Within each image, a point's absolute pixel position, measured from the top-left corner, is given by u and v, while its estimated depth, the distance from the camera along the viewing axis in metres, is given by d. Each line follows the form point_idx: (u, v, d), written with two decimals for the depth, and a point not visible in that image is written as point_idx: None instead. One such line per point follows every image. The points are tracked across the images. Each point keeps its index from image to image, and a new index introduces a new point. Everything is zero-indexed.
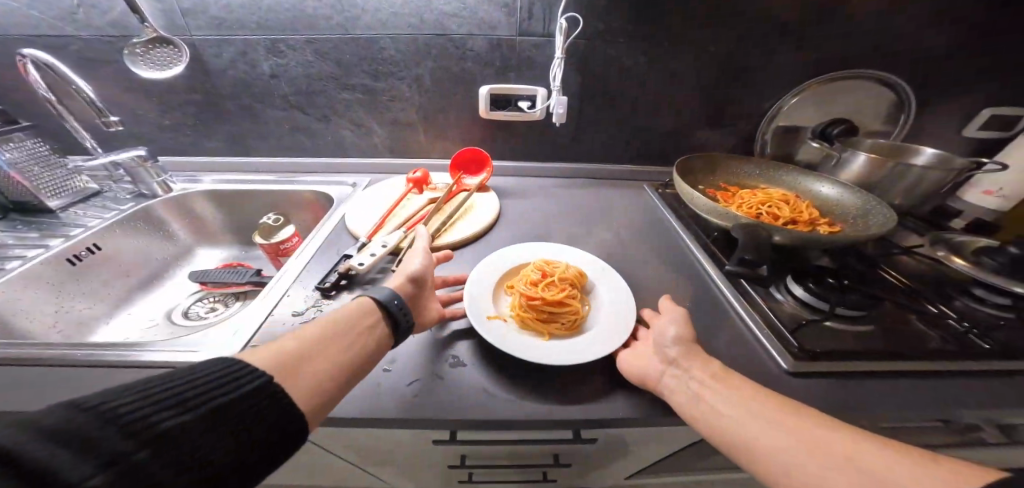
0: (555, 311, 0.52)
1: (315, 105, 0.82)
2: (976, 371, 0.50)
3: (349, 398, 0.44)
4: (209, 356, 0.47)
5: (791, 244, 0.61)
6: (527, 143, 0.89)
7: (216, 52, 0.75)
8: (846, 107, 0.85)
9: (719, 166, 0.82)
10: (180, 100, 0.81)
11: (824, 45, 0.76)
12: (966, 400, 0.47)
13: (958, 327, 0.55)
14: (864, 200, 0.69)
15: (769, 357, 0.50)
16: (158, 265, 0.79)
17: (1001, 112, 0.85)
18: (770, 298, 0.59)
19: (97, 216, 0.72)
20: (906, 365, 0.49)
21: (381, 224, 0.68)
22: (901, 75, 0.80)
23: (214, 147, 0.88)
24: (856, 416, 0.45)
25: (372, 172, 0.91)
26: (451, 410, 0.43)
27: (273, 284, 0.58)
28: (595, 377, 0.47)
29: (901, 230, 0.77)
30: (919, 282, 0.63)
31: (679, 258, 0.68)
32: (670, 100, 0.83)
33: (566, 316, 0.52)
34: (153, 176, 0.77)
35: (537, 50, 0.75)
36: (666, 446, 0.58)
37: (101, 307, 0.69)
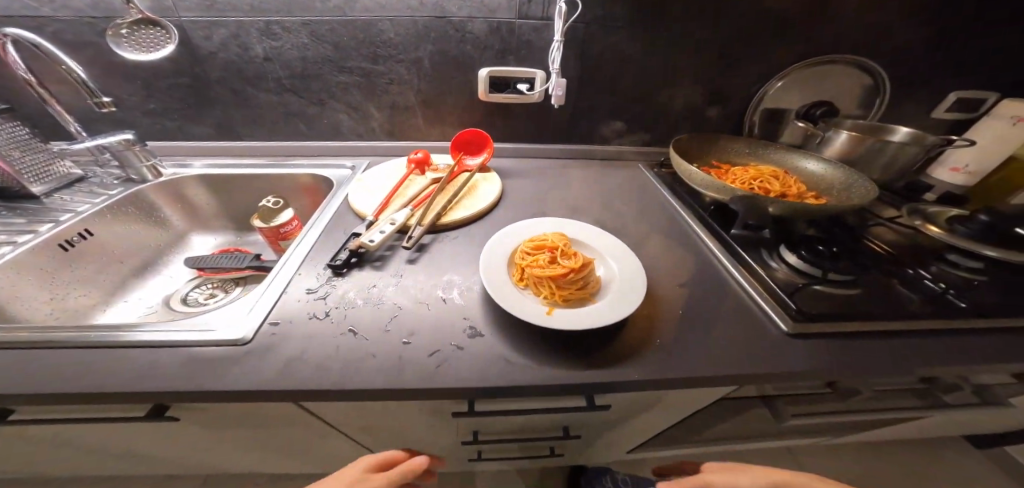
0: (586, 278, 0.54)
1: (311, 88, 0.80)
2: (952, 330, 0.54)
3: (372, 369, 0.45)
4: (225, 335, 0.47)
5: (784, 216, 0.64)
6: (525, 127, 0.90)
7: (206, 35, 0.72)
8: (829, 88, 0.89)
9: (712, 146, 0.85)
10: (168, 84, 0.78)
11: (809, 30, 0.80)
12: (943, 355, 0.51)
13: (935, 288, 0.59)
14: (848, 174, 0.74)
15: (768, 321, 0.54)
16: (152, 253, 0.77)
17: (967, 95, 0.90)
18: (766, 266, 0.62)
19: (86, 201, 0.70)
20: (890, 322, 0.53)
21: (387, 203, 0.68)
22: (878, 60, 0.85)
23: (203, 131, 0.85)
24: (849, 372, 0.48)
25: (369, 156, 0.90)
26: (474, 378, 0.45)
27: (282, 263, 0.58)
28: (607, 344, 0.49)
29: (881, 205, 0.82)
30: (900, 250, 0.68)
31: (678, 232, 0.71)
32: (665, 84, 0.85)
33: (593, 281, 0.54)
34: (141, 159, 0.74)
35: (536, 34, 0.76)
36: (669, 411, 0.62)
37: (97, 295, 0.67)
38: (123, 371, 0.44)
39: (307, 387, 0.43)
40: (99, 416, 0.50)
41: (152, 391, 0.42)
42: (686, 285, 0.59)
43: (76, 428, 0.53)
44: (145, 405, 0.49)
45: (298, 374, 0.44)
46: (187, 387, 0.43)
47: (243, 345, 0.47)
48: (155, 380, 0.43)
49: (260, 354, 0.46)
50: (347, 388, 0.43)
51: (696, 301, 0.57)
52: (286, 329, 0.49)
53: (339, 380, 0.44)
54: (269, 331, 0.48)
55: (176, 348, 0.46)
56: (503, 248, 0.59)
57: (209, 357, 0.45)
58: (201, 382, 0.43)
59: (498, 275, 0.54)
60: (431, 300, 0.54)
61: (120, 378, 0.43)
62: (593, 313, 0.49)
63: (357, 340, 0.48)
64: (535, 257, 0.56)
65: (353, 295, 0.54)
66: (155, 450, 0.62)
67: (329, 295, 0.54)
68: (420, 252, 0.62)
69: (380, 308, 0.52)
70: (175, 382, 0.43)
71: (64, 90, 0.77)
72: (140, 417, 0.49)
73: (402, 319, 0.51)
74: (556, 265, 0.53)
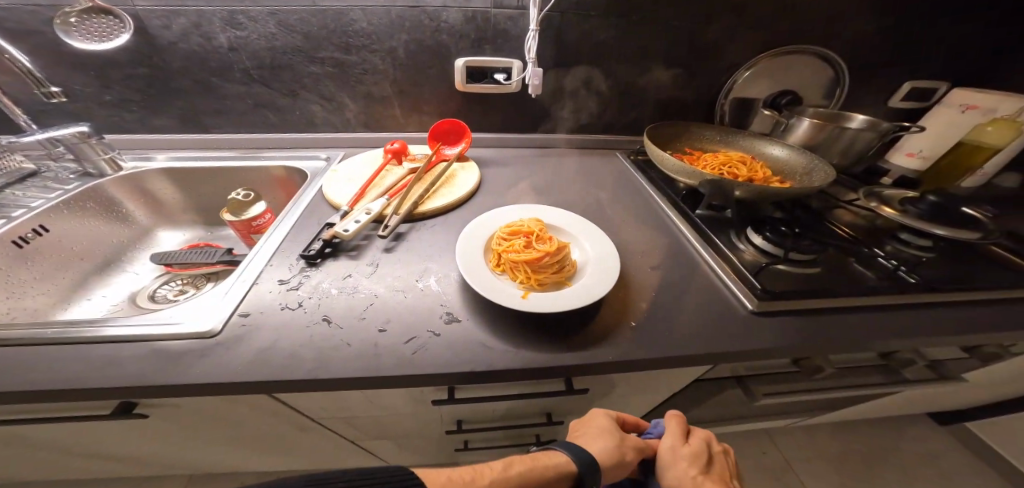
0: (562, 261, 0.55)
1: (281, 79, 0.78)
2: (905, 304, 0.58)
3: (347, 357, 0.45)
4: (193, 327, 0.46)
5: (751, 199, 0.66)
6: (503, 117, 0.91)
7: (165, 23, 0.69)
8: (795, 78, 0.92)
9: (684, 133, 0.87)
10: (126, 75, 0.75)
11: (775, 21, 0.82)
12: (897, 329, 0.54)
13: (889, 265, 0.63)
14: (810, 159, 0.77)
15: (735, 300, 0.56)
16: (115, 249, 0.73)
17: (920, 85, 0.95)
18: (734, 248, 0.64)
19: (39, 196, 0.66)
20: (847, 298, 0.56)
21: (362, 193, 0.68)
22: (839, 51, 0.89)
23: (167, 124, 0.82)
24: (809, 346, 0.51)
25: (345, 148, 0.88)
26: (450, 363, 0.45)
27: (254, 255, 0.57)
28: (583, 325, 0.51)
29: (844, 189, 0.86)
30: (858, 231, 0.72)
31: (652, 217, 0.73)
32: (639, 75, 0.87)
33: (568, 263, 0.56)
34: (99, 152, 0.71)
35: (512, 23, 0.76)
36: (647, 392, 0.63)
37: (57, 293, 0.64)
38: (84, 366, 0.42)
39: (280, 377, 0.42)
40: (62, 415, 0.48)
41: (115, 386, 0.41)
42: (659, 268, 0.61)
43: (42, 429, 0.51)
44: (111, 402, 0.47)
45: (271, 365, 0.43)
46: (153, 381, 0.41)
47: (212, 337, 0.46)
48: (119, 376, 0.42)
49: (230, 346, 0.45)
50: (322, 377, 0.43)
51: (668, 282, 0.59)
52: (257, 320, 0.48)
53: (312, 368, 0.43)
54: (240, 322, 0.48)
55: (142, 342, 0.45)
56: (480, 235, 0.59)
57: (177, 349, 0.44)
58: (168, 375, 0.42)
59: (474, 260, 0.55)
60: (408, 287, 0.54)
61: (81, 374, 0.42)
62: (566, 295, 0.51)
63: (331, 329, 0.47)
64: (511, 242, 0.57)
65: (328, 284, 0.53)
66: (128, 451, 0.60)
67: (302, 285, 0.53)
68: (397, 241, 0.61)
69: (356, 296, 0.52)
70: (140, 376, 0.42)
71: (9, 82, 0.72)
72: (106, 415, 0.47)
73: (378, 306, 0.51)
74: (531, 250, 0.54)
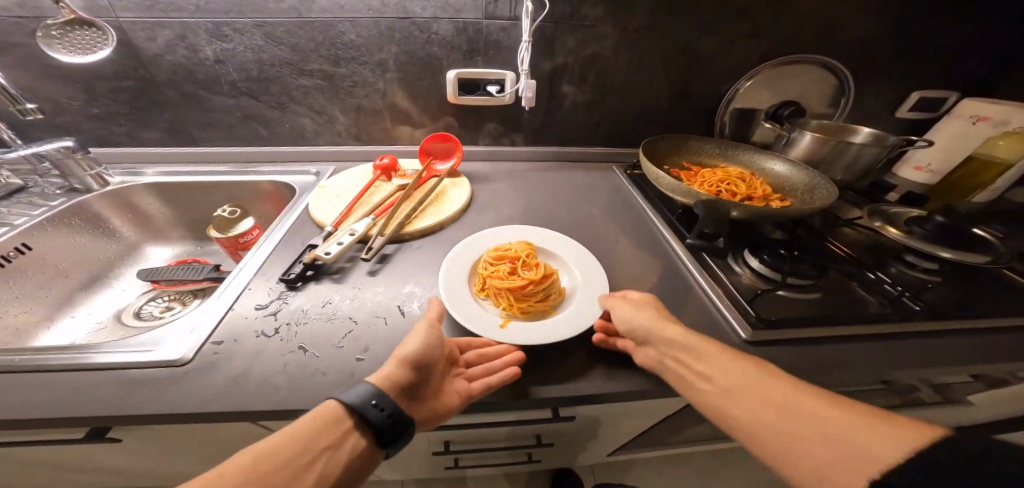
0: (548, 288, 0.53)
1: (269, 91, 0.77)
2: (910, 331, 0.55)
3: (321, 388, 0.43)
4: (165, 355, 0.45)
5: (748, 219, 0.64)
6: (497, 129, 0.89)
7: (149, 36, 0.68)
8: (797, 89, 0.89)
9: (682, 148, 0.85)
10: (113, 87, 0.74)
11: (777, 30, 0.80)
12: (902, 359, 0.52)
13: (893, 291, 0.60)
14: (811, 176, 0.74)
15: (729, 327, 0.54)
16: (102, 265, 0.73)
17: (929, 95, 0.92)
18: (730, 271, 0.62)
19: (24, 213, 0.66)
20: (847, 327, 0.54)
21: (348, 212, 0.66)
22: (844, 61, 0.86)
23: (156, 137, 0.81)
24: (805, 377, 0.49)
25: (336, 161, 0.87)
26: (427, 396, 0.43)
27: (234, 277, 0.56)
28: (569, 354, 0.49)
29: (846, 205, 0.83)
30: (861, 252, 0.69)
31: (645, 236, 0.71)
32: (635, 86, 0.85)
33: (555, 290, 0.54)
34: (85, 169, 0.70)
35: (504, 34, 0.74)
36: (638, 418, 0.61)
37: (41, 312, 0.63)
38: (51, 395, 0.41)
39: (250, 410, 0.41)
40: (35, 439, 0.48)
41: (81, 417, 0.40)
42: (651, 291, 0.59)
43: (21, 452, 0.50)
44: (82, 428, 0.47)
45: (241, 397, 0.42)
46: (118, 412, 0.40)
47: (183, 365, 0.44)
48: (84, 408, 0.40)
49: (200, 376, 0.43)
50: (293, 410, 0.41)
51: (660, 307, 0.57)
52: (231, 348, 0.46)
53: (284, 400, 0.42)
54: (213, 349, 0.46)
55: (112, 371, 0.44)
56: (464, 258, 0.58)
57: (146, 379, 0.43)
58: (134, 406, 0.40)
59: (458, 288, 0.53)
60: (389, 313, 0.52)
61: (47, 404, 0.41)
62: (545, 326, 0.49)
63: (306, 358, 0.46)
64: (497, 268, 0.55)
65: (307, 310, 0.52)
66: (109, 471, 0.59)
67: (280, 310, 0.51)
68: (382, 263, 0.60)
69: (334, 323, 0.50)
70: (105, 408, 0.40)
71: None
72: (77, 440, 0.47)
73: (357, 333, 0.49)
74: (517, 275, 0.53)
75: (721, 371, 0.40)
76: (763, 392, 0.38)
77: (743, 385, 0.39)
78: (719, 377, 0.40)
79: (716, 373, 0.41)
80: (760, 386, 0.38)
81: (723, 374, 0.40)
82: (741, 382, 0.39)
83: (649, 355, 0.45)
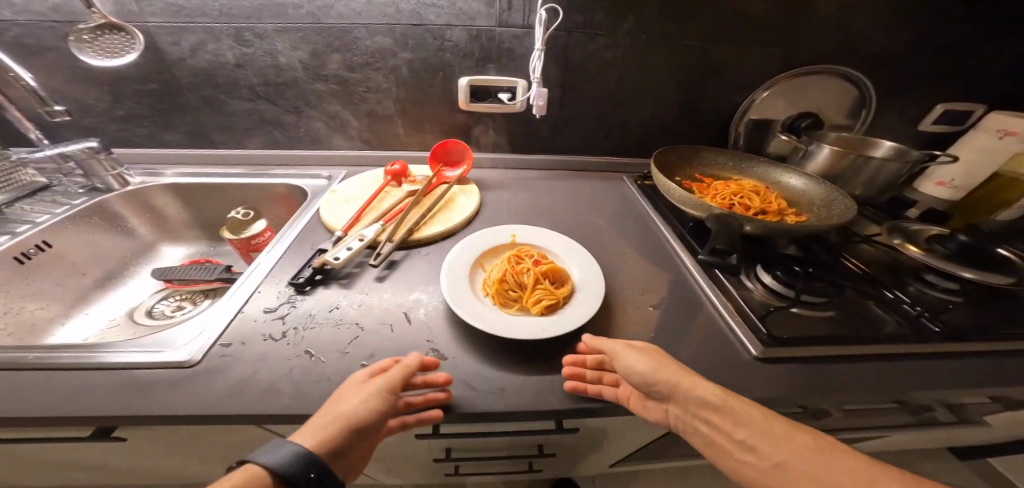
0: (531, 292, 0.53)
1: (286, 96, 0.78)
2: (929, 352, 0.53)
3: (324, 394, 0.43)
4: (174, 356, 0.45)
5: (762, 233, 0.63)
6: (507, 136, 0.89)
7: (174, 40, 0.70)
8: (815, 101, 0.88)
9: (695, 158, 0.84)
10: (137, 90, 0.76)
11: (794, 41, 0.79)
12: (920, 382, 0.50)
13: (912, 311, 0.58)
14: (828, 190, 0.73)
15: (738, 344, 0.52)
16: (118, 264, 0.75)
17: (954, 107, 0.89)
18: (742, 286, 0.61)
19: (46, 212, 0.68)
20: (864, 348, 0.52)
21: (358, 217, 0.67)
22: (863, 73, 0.84)
23: (175, 139, 0.83)
24: (817, 398, 0.47)
25: (347, 165, 0.88)
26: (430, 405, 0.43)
27: (245, 280, 0.56)
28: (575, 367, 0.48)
29: (863, 220, 0.81)
30: (878, 269, 0.68)
31: (654, 247, 0.70)
32: (648, 95, 0.84)
33: (532, 302, 0.52)
34: (107, 169, 0.72)
35: (517, 42, 0.75)
36: (643, 433, 0.60)
37: (56, 308, 0.65)
38: (62, 393, 0.42)
39: (254, 414, 0.41)
40: (46, 436, 0.49)
41: (89, 415, 0.41)
42: (659, 305, 0.58)
43: (36, 448, 0.52)
44: (89, 426, 0.48)
45: (245, 399, 0.42)
46: (125, 412, 0.41)
47: (191, 367, 0.45)
48: (94, 407, 0.41)
49: (207, 378, 0.44)
50: (297, 415, 0.41)
51: (668, 321, 0.55)
52: (238, 351, 0.47)
53: (288, 405, 0.42)
54: (220, 352, 0.47)
55: (122, 371, 0.44)
56: (495, 241, 0.63)
57: (154, 379, 0.44)
58: (143, 406, 0.41)
59: (469, 256, 0.59)
60: (395, 320, 0.52)
61: (57, 401, 0.41)
62: (488, 315, 0.50)
63: (311, 363, 0.46)
64: (519, 253, 0.60)
65: (314, 314, 0.52)
66: (114, 470, 0.60)
67: (288, 314, 0.52)
68: (390, 269, 0.60)
69: (341, 328, 0.50)
70: (115, 408, 0.41)
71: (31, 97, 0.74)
72: (84, 438, 0.47)
73: (363, 340, 0.49)
74: (522, 264, 0.57)
75: (770, 444, 0.37)
76: (821, 468, 0.34)
77: (797, 453, 0.36)
78: (768, 451, 0.37)
79: (764, 448, 0.37)
80: (813, 458, 0.35)
81: (772, 449, 0.37)
82: (795, 456, 0.36)
83: (678, 415, 0.42)
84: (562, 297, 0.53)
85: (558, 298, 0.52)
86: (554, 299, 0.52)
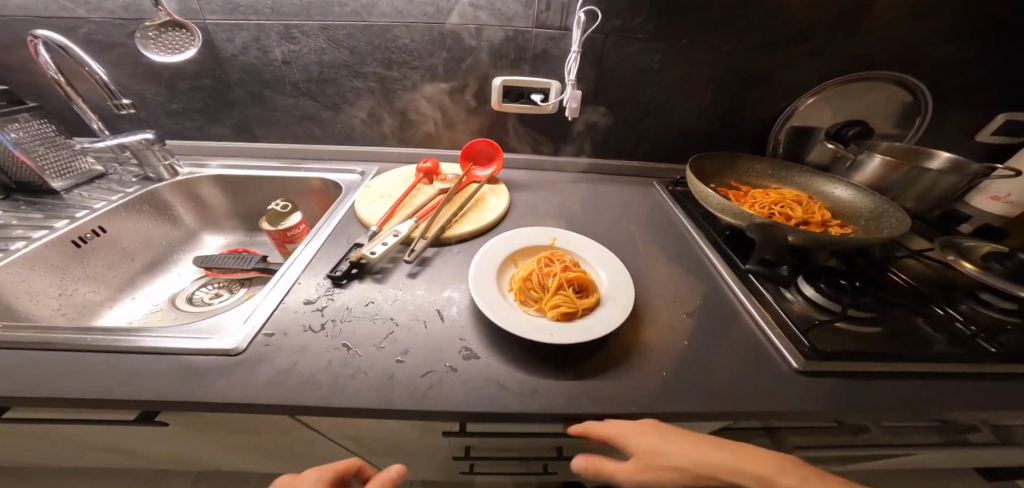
0: (551, 295, 0.53)
1: (326, 92, 0.80)
2: (982, 374, 0.51)
3: (361, 388, 0.44)
4: (220, 344, 0.47)
5: (806, 244, 0.60)
6: (537, 137, 0.89)
7: (229, 37, 0.73)
8: (860, 109, 0.84)
9: (732, 165, 0.82)
10: (191, 85, 0.79)
11: (842, 46, 0.76)
12: (972, 405, 0.48)
13: (966, 330, 0.56)
14: (876, 202, 0.70)
15: (779, 357, 0.51)
16: (163, 251, 0.78)
17: (1015, 118, 0.85)
18: (781, 298, 0.59)
19: (103, 198, 0.71)
20: (912, 366, 0.50)
21: (392, 213, 0.68)
22: (915, 80, 0.80)
23: (221, 133, 0.86)
24: (865, 417, 0.45)
25: (380, 161, 0.89)
26: (466, 403, 0.43)
27: (285, 270, 0.58)
28: (607, 373, 0.47)
29: (910, 234, 0.78)
30: (927, 285, 0.64)
31: (688, 255, 0.68)
32: (683, 100, 0.82)
33: (550, 306, 0.52)
34: (159, 159, 0.75)
35: (553, 44, 0.75)
36: (670, 441, 0.59)
37: (106, 291, 0.68)
38: (114, 379, 0.44)
39: (293, 405, 0.42)
40: (96, 417, 0.51)
41: (139, 400, 0.42)
42: (696, 315, 0.56)
43: (70, 428, 0.54)
44: (136, 410, 0.50)
45: (287, 389, 0.43)
46: (174, 399, 0.42)
47: (236, 355, 0.46)
48: (144, 390, 0.43)
49: (251, 367, 0.45)
50: (335, 407, 0.42)
51: (704, 331, 0.54)
52: (280, 341, 0.48)
53: (328, 395, 0.43)
54: (263, 341, 0.48)
55: (170, 357, 0.46)
56: (532, 240, 0.64)
57: (202, 366, 0.45)
58: (190, 393, 0.42)
59: (501, 253, 0.60)
60: (429, 316, 0.53)
61: (108, 384, 0.43)
62: (505, 312, 0.50)
63: (349, 355, 0.47)
64: (551, 256, 0.59)
65: (350, 308, 0.53)
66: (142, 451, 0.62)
67: (326, 307, 0.53)
68: (422, 265, 0.61)
69: (377, 322, 0.51)
70: (164, 394, 0.42)
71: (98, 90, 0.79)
72: (130, 421, 0.49)
73: (399, 336, 0.50)
74: (550, 267, 0.56)
75: None
76: None
77: None
78: None
79: None
80: None
81: None
82: None
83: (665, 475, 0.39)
84: (583, 307, 0.52)
85: (577, 307, 0.51)
86: (572, 308, 0.51)
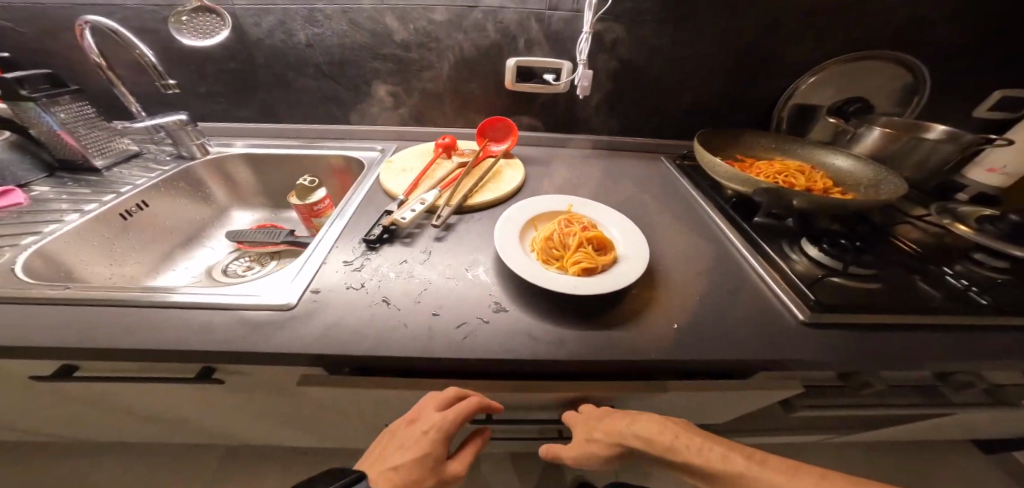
0: (572, 253, 0.57)
1: (347, 74, 0.84)
2: (975, 325, 0.55)
3: (403, 336, 0.48)
4: (276, 300, 0.51)
5: (810, 209, 0.64)
6: (549, 116, 0.92)
7: (256, 21, 0.77)
8: (863, 84, 0.87)
9: (738, 139, 0.85)
10: (219, 69, 0.83)
11: (844, 24, 0.78)
12: (965, 352, 0.52)
13: (959, 285, 0.60)
14: (876, 171, 0.73)
15: (786, 311, 0.55)
16: (197, 226, 0.82)
17: (1012, 92, 0.87)
18: (787, 258, 0.63)
19: (143, 175, 0.76)
20: (909, 318, 0.54)
21: (417, 184, 0.72)
22: (915, 57, 0.83)
23: (246, 114, 0.90)
24: (865, 363, 0.49)
25: (397, 140, 0.93)
26: (499, 348, 0.47)
27: (323, 237, 0.62)
28: (626, 325, 0.51)
29: (909, 204, 0.81)
30: (925, 249, 0.68)
31: (698, 223, 0.72)
32: (690, 79, 0.86)
33: (571, 263, 0.56)
34: (192, 138, 0.79)
35: (565, 25, 0.78)
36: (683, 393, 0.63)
37: (150, 262, 0.73)
38: (179, 331, 0.48)
39: (343, 352, 0.46)
40: (154, 375, 0.53)
41: (204, 348, 0.46)
42: (707, 275, 0.60)
43: (124, 388, 0.57)
44: (195, 367, 0.52)
45: (337, 338, 0.47)
46: (236, 347, 0.46)
47: (290, 309, 0.50)
48: (207, 339, 0.47)
49: (301, 320, 0.49)
50: (381, 353, 0.46)
51: (715, 289, 0.58)
52: (326, 297, 0.52)
53: (374, 343, 0.47)
54: (311, 298, 0.52)
55: (228, 311, 0.50)
56: (550, 207, 0.68)
57: (258, 319, 0.49)
58: (250, 342, 0.47)
59: (523, 217, 0.64)
60: (458, 276, 0.57)
61: (173, 336, 0.47)
62: (530, 267, 0.54)
63: (389, 309, 0.51)
64: (570, 219, 0.64)
65: (386, 268, 0.57)
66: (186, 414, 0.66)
67: (364, 267, 0.57)
68: (447, 231, 0.65)
69: (411, 281, 0.55)
70: (226, 342, 0.47)
71: (131, 74, 0.83)
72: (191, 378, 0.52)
73: (433, 293, 0.54)
74: (570, 228, 0.61)
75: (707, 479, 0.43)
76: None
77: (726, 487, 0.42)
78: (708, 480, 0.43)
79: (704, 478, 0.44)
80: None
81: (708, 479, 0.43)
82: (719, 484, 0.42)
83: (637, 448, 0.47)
84: (602, 263, 0.56)
85: (597, 263, 0.55)
86: (592, 263, 0.55)
